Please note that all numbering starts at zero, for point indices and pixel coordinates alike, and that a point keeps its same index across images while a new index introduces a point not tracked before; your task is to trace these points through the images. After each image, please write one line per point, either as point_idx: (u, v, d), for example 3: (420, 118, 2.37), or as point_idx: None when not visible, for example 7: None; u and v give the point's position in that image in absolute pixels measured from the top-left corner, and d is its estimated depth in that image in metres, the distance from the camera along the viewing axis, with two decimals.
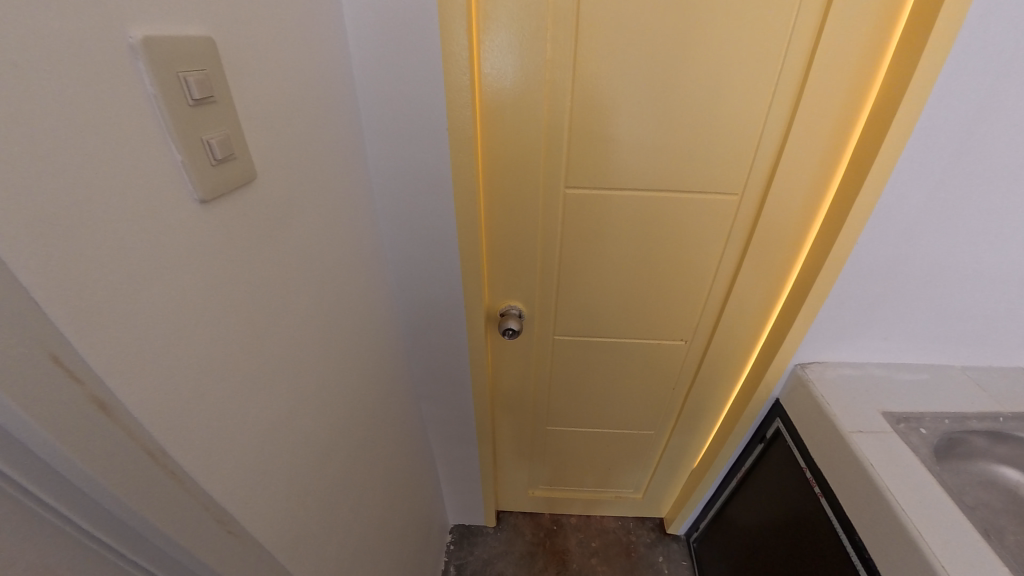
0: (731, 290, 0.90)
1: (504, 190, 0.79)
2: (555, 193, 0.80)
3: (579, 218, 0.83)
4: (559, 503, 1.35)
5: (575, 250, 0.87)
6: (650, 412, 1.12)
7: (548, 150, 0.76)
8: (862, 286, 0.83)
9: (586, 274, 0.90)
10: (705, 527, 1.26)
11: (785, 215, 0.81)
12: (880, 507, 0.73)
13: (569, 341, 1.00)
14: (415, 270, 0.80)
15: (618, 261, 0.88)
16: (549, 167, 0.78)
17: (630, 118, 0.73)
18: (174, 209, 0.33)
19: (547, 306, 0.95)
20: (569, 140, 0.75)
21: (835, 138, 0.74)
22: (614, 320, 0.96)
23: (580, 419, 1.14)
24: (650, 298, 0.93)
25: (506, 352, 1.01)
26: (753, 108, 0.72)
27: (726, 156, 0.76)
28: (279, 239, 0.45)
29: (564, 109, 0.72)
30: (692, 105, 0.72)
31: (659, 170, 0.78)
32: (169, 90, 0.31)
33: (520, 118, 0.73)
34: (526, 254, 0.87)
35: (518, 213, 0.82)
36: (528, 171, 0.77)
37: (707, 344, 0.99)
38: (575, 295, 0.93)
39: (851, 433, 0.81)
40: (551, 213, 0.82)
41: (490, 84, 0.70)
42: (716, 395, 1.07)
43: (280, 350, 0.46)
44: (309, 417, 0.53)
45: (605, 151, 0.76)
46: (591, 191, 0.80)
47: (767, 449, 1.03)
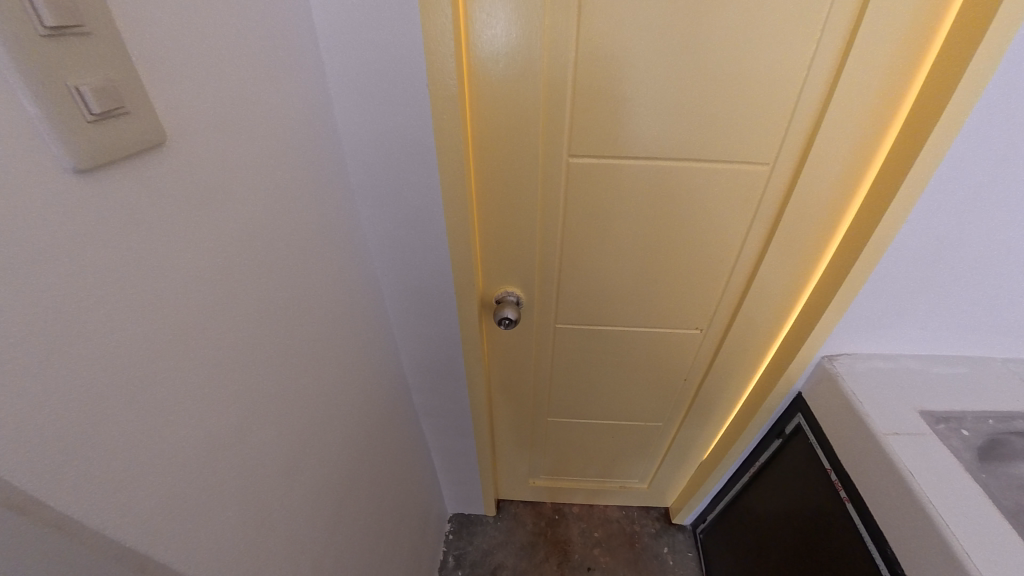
0: (755, 274, 0.81)
1: (497, 162, 0.70)
2: (556, 165, 0.71)
3: (583, 195, 0.74)
4: (560, 492, 1.29)
5: (580, 230, 0.78)
6: (659, 402, 1.05)
7: (548, 115, 0.66)
8: (905, 270, 0.73)
9: (592, 255, 0.81)
10: (713, 520, 1.21)
11: (821, 190, 0.71)
12: (918, 519, 0.65)
13: (572, 330, 0.92)
14: (399, 251, 0.71)
15: (627, 242, 0.79)
16: (548, 134, 0.68)
17: (642, 77, 0.62)
18: (28, 181, 0.24)
19: (547, 292, 0.86)
20: (572, 102, 0.65)
21: (887, 99, 0.62)
22: (623, 306, 0.88)
23: (585, 409, 1.08)
24: (663, 283, 0.84)
25: (502, 342, 0.93)
26: (791, 62, 0.61)
27: (757, 120, 0.65)
28: (197, 219, 0.36)
29: (566, 66, 0.62)
30: (718, 59, 0.61)
31: (675, 138, 0.68)
32: (6, 10, 0.22)
33: (513, 76, 0.62)
34: (522, 235, 0.78)
35: (512, 189, 0.73)
36: (523, 140, 0.68)
37: (725, 333, 0.90)
38: (578, 280, 0.85)
39: (885, 435, 0.73)
40: (551, 188, 0.73)
41: (479, 33, 0.60)
42: (731, 385, 0.99)
43: (208, 354, 0.38)
44: (236, 430, 0.45)
45: (614, 115, 0.66)
46: (596, 163, 0.71)
47: (786, 444, 0.95)
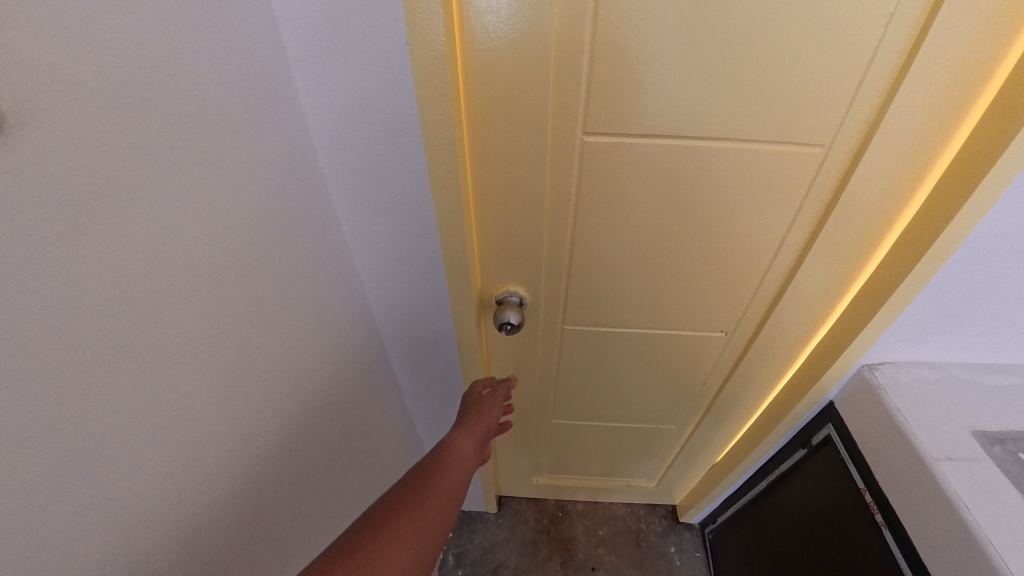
0: (793, 274, 0.71)
1: (496, 142, 0.60)
2: (566, 148, 0.60)
3: (597, 182, 0.64)
4: (565, 490, 1.24)
5: (593, 222, 0.68)
6: (675, 405, 0.97)
7: (557, 87, 0.55)
8: (973, 272, 0.62)
9: (607, 248, 0.71)
10: (724, 522, 1.15)
11: (882, 178, 0.59)
12: (972, 559, 0.57)
13: (581, 329, 0.83)
14: (375, 240, 0.65)
15: (648, 236, 0.69)
16: (557, 111, 0.57)
17: (674, 42, 0.51)
18: None
19: (554, 289, 0.77)
20: (587, 73, 0.54)
21: (979, 66, 0.50)
22: (640, 305, 0.78)
23: (595, 410, 1.00)
24: (687, 281, 0.74)
25: (503, 340, 0.85)
26: (862, 24, 0.48)
27: (812, 97, 0.54)
28: (61, 234, 0.30)
29: (579, 26, 0.50)
30: (771, 19, 0.48)
31: (710, 117, 0.56)
32: None
33: (515, 38, 0.51)
34: (527, 227, 0.68)
35: (514, 174, 0.63)
36: (527, 116, 0.57)
37: (753, 336, 0.81)
38: (589, 276, 0.75)
39: (936, 459, 0.64)
40: (559, 173, 0.63)
41: None
42: (754, 389, 0.90)
43: (79, 388, 0.33)
44: (139, 454, 0.39)
45: (636, 88, 0.54)
46: (614, 145, 0.60)
47: (812, 455, 0.87)
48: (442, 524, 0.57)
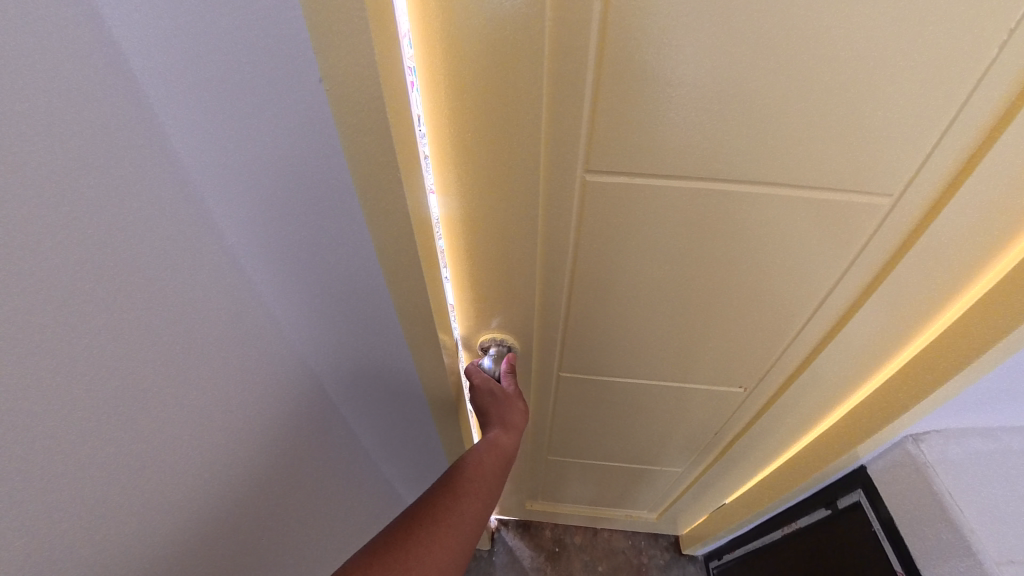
0: (833, 336, 0.61)
1: (472, 181, 0.48)
2: (563, 187, 0.48)
3: (603, 225, 0.52)
4: (560, 518, 1.18)
5: (597, 267, 0.57)
6: (683, 452, 0.88)
7: (550, 117, 0.42)
8: None
9: (611, 300, 0.61)
10: (731, 560, 1.08)
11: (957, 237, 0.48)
12: None
13: (581, 376, 0.74)
14: (315, 312, 0.52)
15: (663, 284, 0.58)
16: (551, 146, 0.45)
17: (710, 65, 0.38)
18: None
19: (548, 335, 0.67)
20: (591, 100, 0.41)
21: None
22: (648, 357, 0.68)
23: (594, 453, 0.92)
24: (707, 337, 0.64)
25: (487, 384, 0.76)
26: (973, 41, 0.35)
27: (888, 133, 0.41)
28: None
29: (584, 42, 0.38)
30: (845, 35, 0.35)
31: (748, 156, 0.44)
32: None
33: (491, 58, 0.39)
34: (513, 274, 0.57)
35: (496, 216, 0.51)
36: (511, 152, 0.45)
37: (779, 391, 0.72)
38: (589, 323, 0.65)
39: (997, 566, 0.54)
40: (555, 216, 0.51)
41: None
42: (772, 439, 0.81)
43: None
44: None
45: (655, 120, 0.42)
46: (624, 184, 0.48)
47: (838, 518, 0.78)
48: (473, 509, 0.59)
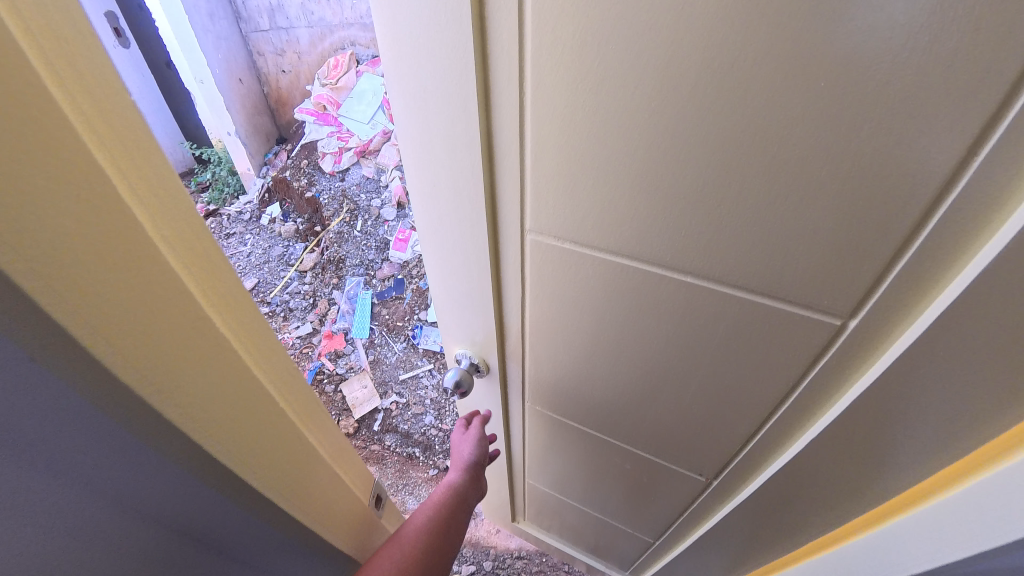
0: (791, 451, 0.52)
1: (427, 167, 0.50)
2: (505, 185, 0.47)
3: (549, 235, 0.49)
4: (548, 519, 1.25)
5: (549, 277, 0.55)
6: (660, 504, 0.86)
7: (485, 110, 0.42)
8: None
9: (566, 344, 0.63)
10: None
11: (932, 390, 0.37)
12: None
13: (553, 383, 0.72)
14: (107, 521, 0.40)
15: (616, 313, 0.54)
16: (490, 139, 0.44)
17: (627, 84, 0.34)
18: None
19: (514, 334, 0.67)
20: (519, 98, 0.40)
21: None
22: (610, 403, 0.69)
23: (573, 471, 0.95)
24: (662, 400, 0.62)
25: (462, 381, 0.73)
26: (922, 129, 0.28)
27: (823, 217, 0.34)
28: None
29: (510, 37, 0.37)
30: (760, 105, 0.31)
31: (678, 193, 0.39)
32: None
33: (431, 48, 0.39)
34: (473, 266, 0.58)
35: (450, 206, 0.52)
36: (456, 143, 0.45)
37: (745, 488, 0.64)
38: (545, 345, 0.65)
39: None
40: (502, 214, 0.51)
41: (400, 59, 0.42)
42: (746, 541, 0.72)
43: None
44: None
45: (582, 132, 0.39)
46: (561, 193, 0.44)
47: None
48: (414, 531, 0.63)
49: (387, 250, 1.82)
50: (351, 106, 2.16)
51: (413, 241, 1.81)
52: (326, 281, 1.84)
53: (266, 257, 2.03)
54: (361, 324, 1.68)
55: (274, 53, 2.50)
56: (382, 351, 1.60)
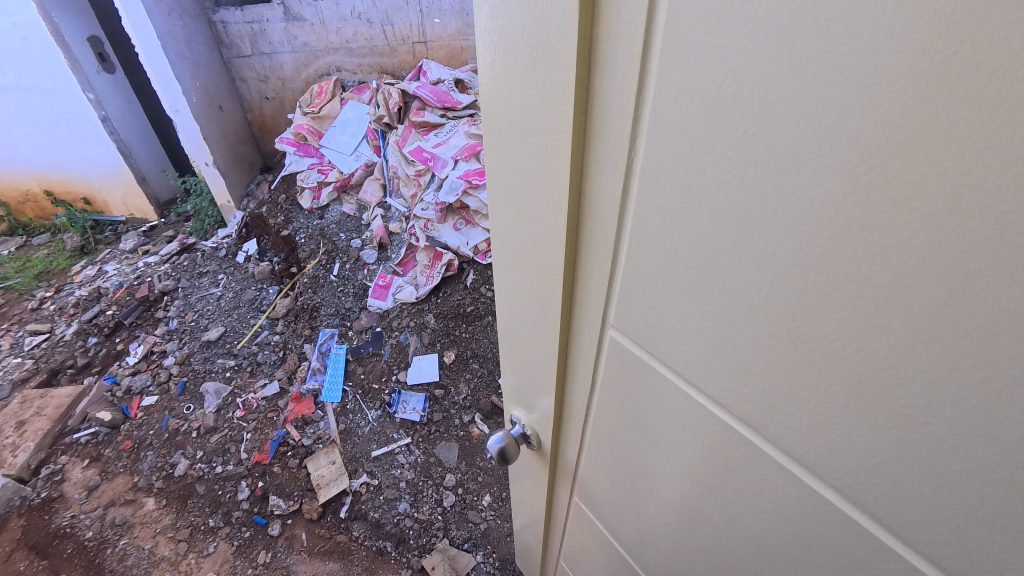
0: None
1: (510, 191, 0.40)
2: (591, 247, 0.36)
3: (633, 318, 0.36)
4: None
5: (624, 370, 0.40)
6: None
7: (587, 129, 0.31)
8: None
9: (620, 472, 0.48)
10: None
11: None
12: None
13: (604, 507, 0.54)
14: None
15: (702, 461, 0.36)
16: (586, 170, 0.33)
17: (770, 122, 0.21)
18: None
19: (573, 420, 0.52)
20: (632, 120, 0.28)
21: None
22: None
23: None
24: None
25: (507, 450, 0.56)
26: None
27: None
28: None
29: (631, 30, 0.26)
30: (964, 208, 0.17)
31: (824, 313, 0.24)
32: None
33: (533, 39, 0.30)
34: (540, 322, 0.46)
35: (526, 244, 0.42)
36: (544, 167, 0.35)
37: None
38: (597, 459, 0.51)
39: None
40: (585, 269, 0.38)
41: (504, 97, 0.35)
42: None
43: None
44: None
45: (701, 182, 0.26)
46: (667, 266, 0.31)
47: None
48: None
49: (366, 297, 1.64)
50: (333, 135, 2.00)
51: (394, 288, 1.62)
52: (298, 331, 1.66)
53: (237, 301, 1.88)
54: (332, 386, 1.48)
55: (257, 80, 2.37)
56: (355, 419, 1.41)
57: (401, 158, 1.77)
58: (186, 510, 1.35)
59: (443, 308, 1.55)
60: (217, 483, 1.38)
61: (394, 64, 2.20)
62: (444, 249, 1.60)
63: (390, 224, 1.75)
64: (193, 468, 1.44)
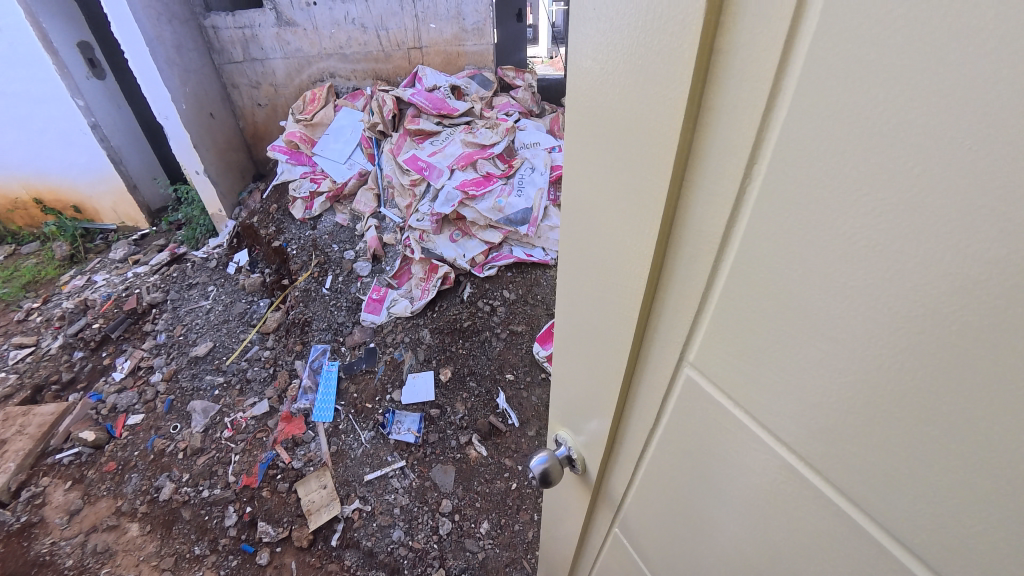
0: None
1: (585, 206, 0.37)
2: (676, 280, 0.33)
3: (720, 361, 0.32)
4: None
5: (698, 417, 0.36)
6: None
7: (692, 146, 0.28)
8: None
9: (675, 524, 0.43)
10: None
11: None
12: None
13: (646, 558, 0.50)
14: None
15: (790, 537, 0.31)
16: (684, 192, 0.30)
17: (932, 159, 0.18)
18: None
19: (621, 459, 0.49)
20: (753, 140, 0.24)
21: None
22: None
23: None
24: None
25: (551, 472, 0.53)
26: None
27: None
28: None
29: (767, 37, 0.22)
30: None
31: (987, 387, 0.19)
32: None
33: (642, 43, 0.28)
34: (601, 349, 0.43)
35: (598, 265, 0.39)
36: (633, 182, 0.32)
37: None
38: (645, 503, 0.47)
39: None
40: (664, 302, 0.35)
41: (597, 109, 0.32)
42: None
43: None
44: None
45: (840, 217, 0.22)
46: (775, 310, 0.26)
47: None
48: None
49: (359, 311, 1.59)
50: (326, 143, 1.95)
51: (389, 302, 1.57)
52: (289, 347, 1.61)
53: (227, 314, 1.83)
54: (323, 405, 1.43)
55: (249, 86, 2.32)
56: (347, 441, 1.35)
57: (396, 167, 1.72)
58: (171, 537, 1.28)
59: (439, 323, 1.50)
60: (203, 508, 1.32)
61: (388, 69, 2.16)
62: (439, 261, 1.55)
63: (384, 235, 1.70)
64: (179, 493, 1.37)
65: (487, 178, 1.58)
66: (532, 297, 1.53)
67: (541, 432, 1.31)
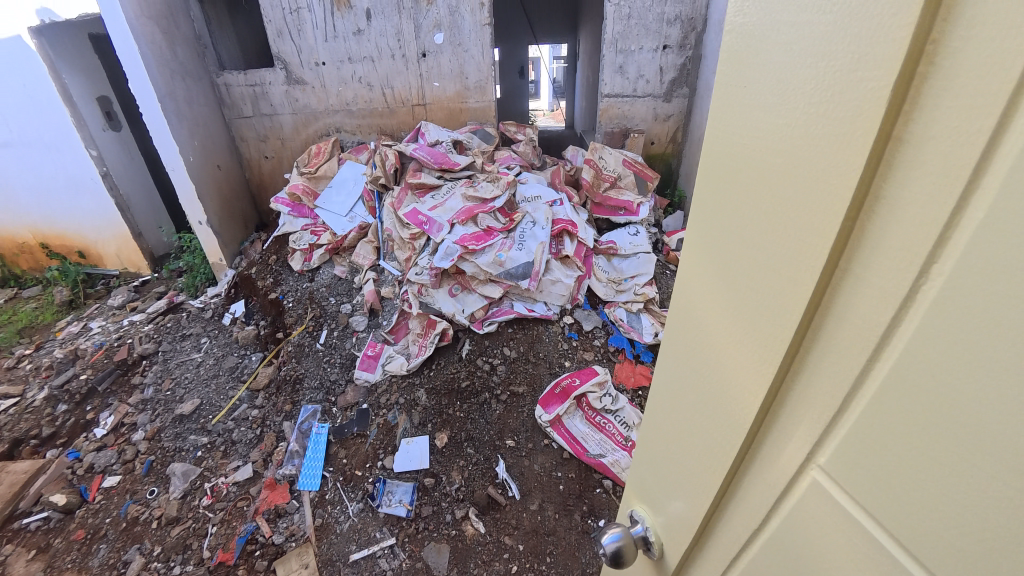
0: None
1: (703, 265, 0.34)
2: (816, 368, 0.28)
3: (855, 484, 0.26)
4: None
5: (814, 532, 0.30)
6: None
7: (849, 235, 0.24)
8: None
9: None
10: None
11: None
12: None
13: None
14: None
15: None
16: (832, 285, 0.26)
17: None
18: None
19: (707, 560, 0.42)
20: (932, 243, 0.21)
21: None
22: None
23: None
24: None
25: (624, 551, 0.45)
26: None
27: None
28: None
29: (966, 135, 0.19)
30: None
31: None
32: None
33: (802, 122, 0.25)
34: (701, 429, 0.38)
35: (708, 330, 0.35)
36: (766, 261, 0.28)
37: None
38: None
39: None
40: (795, 387, 0.30)
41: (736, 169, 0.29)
42: None
43: None
44: None
45: None
46: (943, 447, 0.21)
47: None
48: None
49: (353, 369, 1.53)
50: (329, 196, 1.96)
51: (384, 358, 1.51)
52: (278, 406, 1.54)
53: (217, 369, 1.77)
54: (310, 471, 1.34)
55: (256, 139, 2.38)
56: (333, 512, 1.25)
57: (396, 221, 1.71)
58: None
59: (436, 382, 1.43)
60: None
61: (393, 125, 2.22)
62: (438, 316, 1.51)
63: (382, 288, 1.66)
64: (147, 569, 1.24)
65: (487, 232, 1.56)
66: (533, 355, 1.47)
67: (544, 505, 1.20)
